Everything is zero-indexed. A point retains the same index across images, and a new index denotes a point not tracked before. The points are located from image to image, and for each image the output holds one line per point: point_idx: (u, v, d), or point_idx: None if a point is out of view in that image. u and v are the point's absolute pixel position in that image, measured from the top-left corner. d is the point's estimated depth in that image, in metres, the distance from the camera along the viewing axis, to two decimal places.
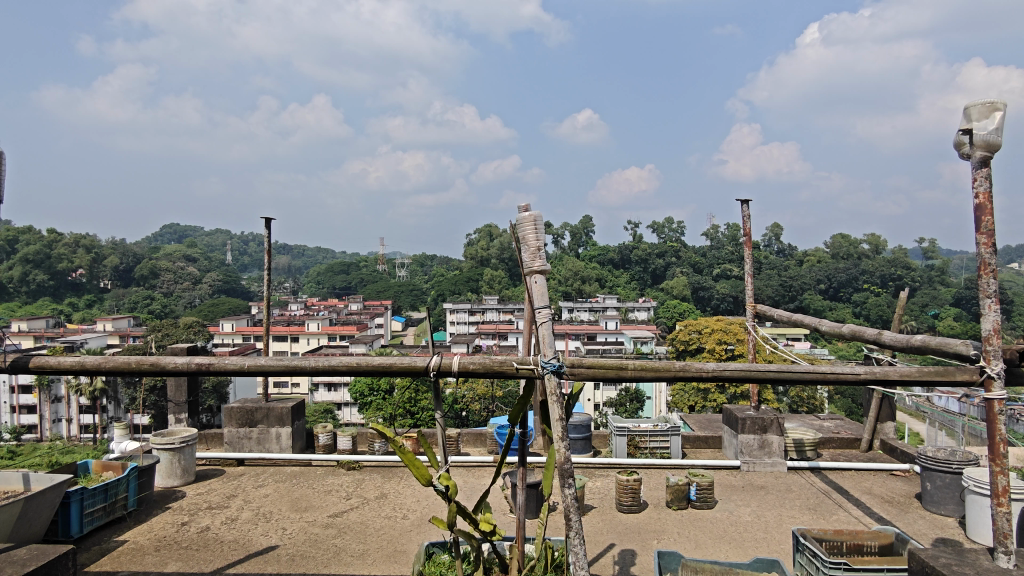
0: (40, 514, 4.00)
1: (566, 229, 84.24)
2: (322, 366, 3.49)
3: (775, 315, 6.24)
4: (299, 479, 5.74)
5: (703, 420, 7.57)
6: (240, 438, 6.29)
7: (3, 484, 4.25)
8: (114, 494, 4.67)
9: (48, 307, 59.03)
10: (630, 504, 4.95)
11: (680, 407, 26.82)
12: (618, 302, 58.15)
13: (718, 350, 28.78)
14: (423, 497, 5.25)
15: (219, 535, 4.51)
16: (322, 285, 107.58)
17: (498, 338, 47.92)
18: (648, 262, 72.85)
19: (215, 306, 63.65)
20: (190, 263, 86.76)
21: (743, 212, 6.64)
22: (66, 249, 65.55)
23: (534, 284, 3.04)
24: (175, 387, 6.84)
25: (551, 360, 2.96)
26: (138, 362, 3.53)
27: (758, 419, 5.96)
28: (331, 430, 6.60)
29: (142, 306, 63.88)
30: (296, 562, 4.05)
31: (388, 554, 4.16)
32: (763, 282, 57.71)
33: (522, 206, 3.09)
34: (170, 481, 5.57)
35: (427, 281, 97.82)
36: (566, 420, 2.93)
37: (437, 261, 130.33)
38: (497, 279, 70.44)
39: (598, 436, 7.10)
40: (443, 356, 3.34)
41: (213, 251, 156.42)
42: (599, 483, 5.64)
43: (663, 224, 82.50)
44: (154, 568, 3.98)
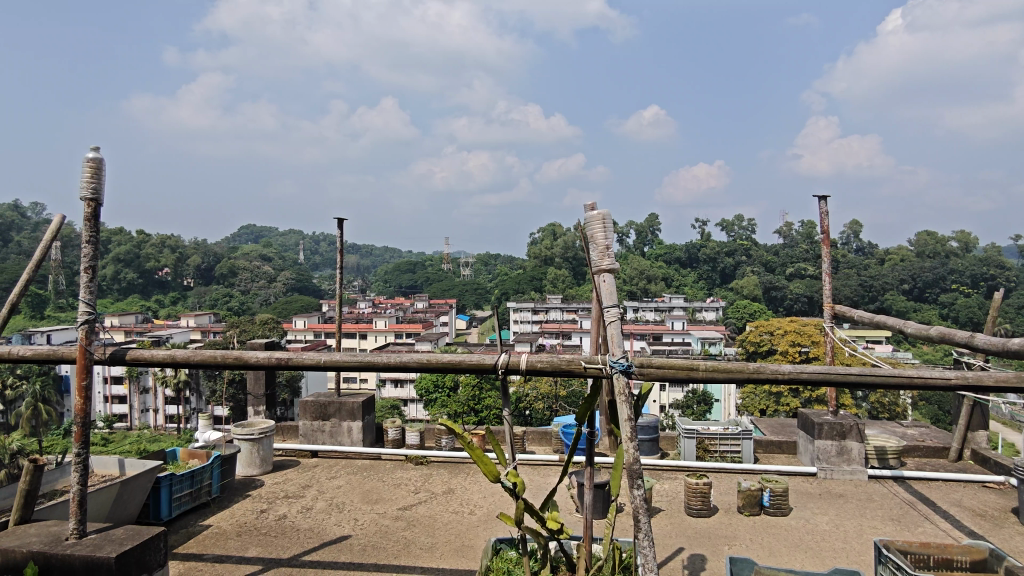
0: (134, 497, 4.29)
1: (632, 228, 83.31)
2: (394, 362, 3.59)
3: (854, 316, 5.92)
4: (370, 472, 5.90)
5: (776, 425, 7.32)
6: (314, 431, 6.55)
7: (102, 467, 4.59)
8: (200, 481, 4.93)
9: (137, 304, 62.93)
10: (700, 508, 4.85)
11: (750, 410, 26.22)
12: (685, 302, 57.06)
13: (791, 352, 27.77)
14: (489, 493, 5.29)
15: (296, 523, 4.70)
16: (390, 284, 110.31)
17: (562, 337, 47.91)
18: (716, 261, 70.96)
19: (289, 304, 66.23)
20: (266, 263, 90.61)
21: (821, 209, 6.37)
22: (154, 249, 69.54)
23: (603, 283, 3.01)
24: (254, 379, 7.16)
25: (620, 359, 2.93)
26: (224, 356, 3.69)
27: (836, 425, 5.69)
28: (400, 425, 6.78)
29: (221, 303, 67.09)
30: (368, 552, 4.17)
31: (456, 547, 4.23)
32: (841, 282, 55.28)
33: (590, 204, 3.07)
34: (250, 470, 5.84)
35: (492, 280, 98.79)
36: (635, 419, 2.88)
37: (501, 261, 131.23)
38: (561, 279, 70.41)
39: (666, 438, 6.99)
40: (511, 353, 3.35)
41: (288, 251, 163.60)
42: (667, 485, 5.56)
43: (732, 222, 80.59)
44: (236, 553, 4.18)
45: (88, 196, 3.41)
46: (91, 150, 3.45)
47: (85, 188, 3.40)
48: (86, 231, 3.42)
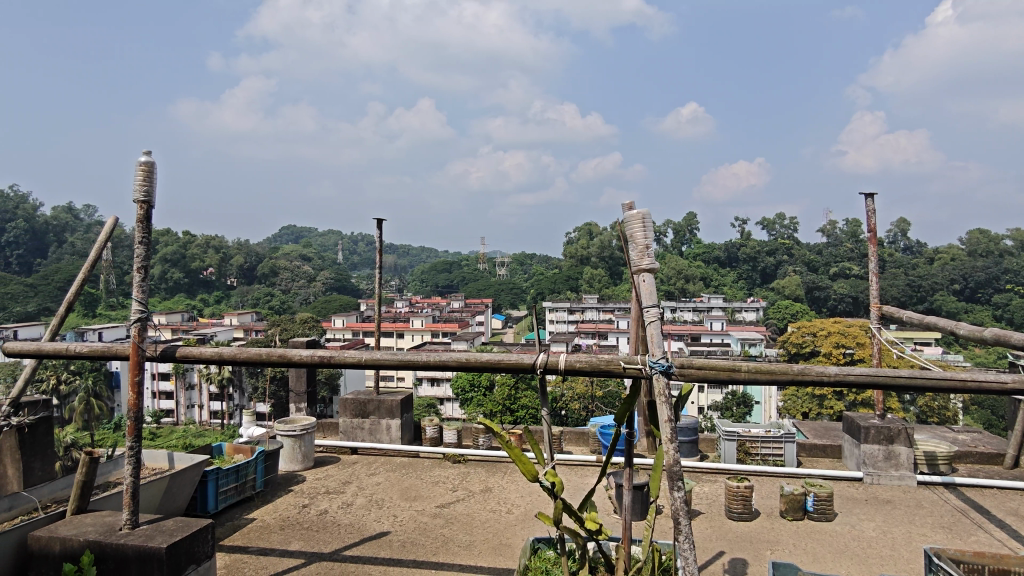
0: (182, 490, 4.42)
1: (669, 228, 82.35)
2: (433, 361, 3.61)
3: (901, 317, 5.74)
4: (408, 470, 5.96)
5: (820, 428, 7.14)
6: (354, 427, 6.66)
7: (152, 460, 4.75)
8: (245, 475, 5.07)
9: (183, 303, 64.92)
10: (741, 511, 4.77)
11: (792, 413, 25.68)
12: (724, 302, 56.15)
13: (835, 354, 27.07)
14: (527, 493, 5.30)
15: (336, 518, 4.78)
16: (426, 283, 111.36)
17: (598, 338, 47.71)
18: (757, 260, 69.60)
19: (328, 303, 67.43)
20: (306, 263, 92.43)
21: (868, 206, 6.20)
22: (199, 250, 71.61)
23: (642, 284, 2.97)
24: (296, 377, 7.32)
25: (660, 360, 2.90)
26: (268, 353, 3.78)
27: (883, 429, 5.54)
28: (437, 423, 6.83)
29: (263, 302, 68.72)
30: (407, 548, 4.22)
31: (494, 546, 4.25)
32: (887, 282, 53.65)
33: (628, 205, 3.05)
34: (292, 465, 5.96)
35: (528, 280, 98.90)
36: (675, 421, 2.85)
37: (538, 260, 131.35)
38: (597, 279, 70.06)
39: (705, 440, 6.89)
40: (549, 353, 3.34)
41: (328, 251, 166.83)
42: (707, 488, 5.48)
43: (774, 220, 79.08)
44: (280, 546, 4.28)
45: (141, 199, 3.53)
46: (143, 155, 3.57)
47: (137, 191, 3.52)
48: (139, 232, 3.54)
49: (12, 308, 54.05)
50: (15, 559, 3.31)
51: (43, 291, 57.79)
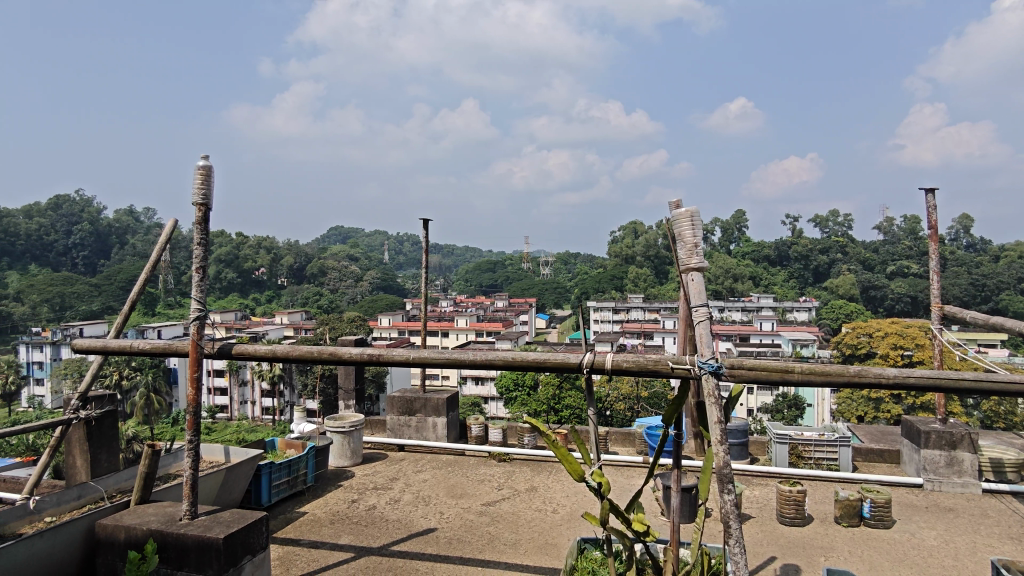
0: (237, 483, 4.56)
1: (717, 226, 80.75)
2: (479, 360, 3.61)
3: (963, 317, 5.50)
4: (454, 468, 6.01)
5: (876, 432, 6.90)
6: (401, 425, 6.77)
7: (210, 454, 4.92)
8: (296, 470, 5.20)
9: (236, 302, 67.03)
10: (793, 516, 4.64)
11: (847, 416, 24.91)
12: (775, 301, 54.79)
13: (893, 355, 26.12)
14: (573, 493, 5.28)
15: (385, 514, 4.87)
16: (471, 283, 112.22)
17: (644, 337, 47.20)
18: (809, 258, 67.67)
19: (375, 303, 68.57)
20: (353, 263, 94.31)
21: (928, 202, 5.95)
22: (251, 251, 73.81)
23: (691, 282, 2.92)
24: (344, 375, 7.47)
25: (709, 360, 2.84)
26: (319, 352, 3.87)
27: (945, 434, 5.31)
28: (483, 422, 6.88)
29: (312, 301, 70.40)
30: (453, 545, 4.26)
31: (540, 545, 4.25)
32: (949, 282, 51.43)
33: (676, 203, 3.00)
34: (342, 461, 6.09)
35: (572, 279, 98.53)
36: (725, 423, 2.79)
37: (582, 260, 130.86)
38: (642, 278, 69.31)
39: (756, 443, 6.74)
40: (596, 353, 3.31)
41: (375, 252, 169.96)
42: (758, 492, 5.36)
43: (827, 217, 76.82)
44: (330, 540, 4.38)
45: (199, 201, 3.65)
46: (201, 159, 3.70)
47: (196, 193, 3.64)
48: (197, 234, 3.66)
49: (78, 307, 56.74)
50: (84, 546, 3.48)
51: (107, 291, 60.49)
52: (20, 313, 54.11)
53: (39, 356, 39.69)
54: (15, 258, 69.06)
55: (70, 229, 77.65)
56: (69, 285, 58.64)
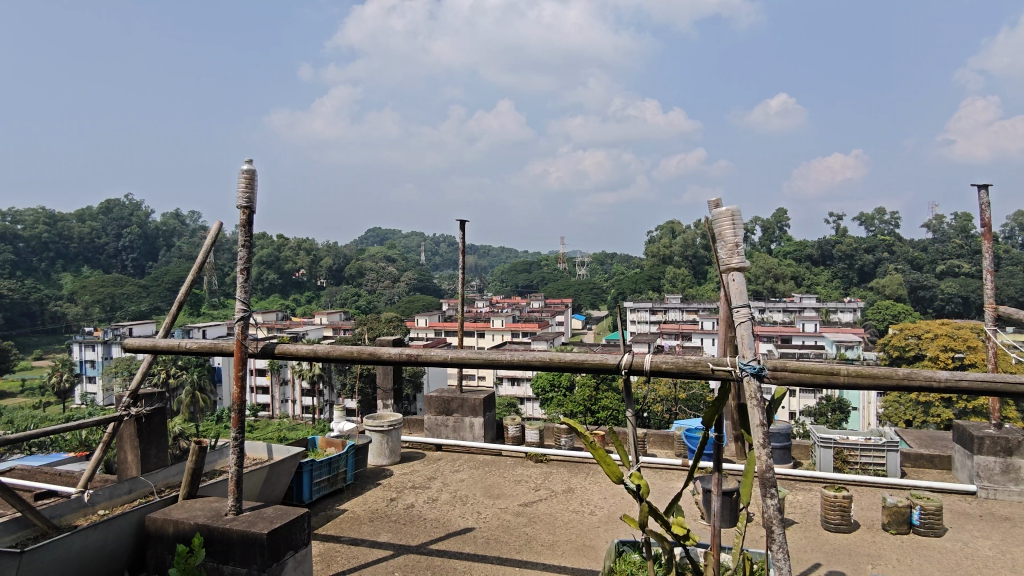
0: (280, 479, 4.66)
1: (757, 225, 79.26)
2: (515, 361, 3.61)
3: (1019, 318, 5.27)
4: (491, 467, 6.03)
5: (925, 437, 6.68)
6: (438, 425, 6.83)
7: (253, 451, 5.04)
8: (336, 468, 5.28)
9: (277, 303, 68.56)
10: (839, 522, 4.52)
11: (894, 421, 24.23)
12: (818, 302, 53.47)
13: (943, 358, 25.27)
14: (611, 494, 5.24)
15: (423, 513, 4.91)
16: (506, 283, 112.53)
17: (682, 338, 46.64)
18: (854, 258, 65.88)
19: (411, 303, 69.24)
20: (391, 264, 95.55)
21: (981, 200, 5.73)
22: (291, 252, 75.40)
23: (732, 282, 2.86)
24: (382, 375, 7.58)
25: (751, 362, 2.79)
26: (360, 352, 3.91)
27: (999, 439, 5.12)
28: (520, 423, 6.91)
29: (350, 302, 71.55)
30: (491, 546, 4.27)
31: (578, 547, 4.23)
32: (1002, 282, 49.55)
33: (716, 202, 2.95)
34: (380, 460, 6.17)
35: (608, 279, 97.98)
36: (768, 426, 2.72)
37: (618, 260, 130.02)
38: (680, 278, 68.52)
39: (799, 446, 6.59)
40: (634, 354, 3.29)
41: (411, 252, 171.80)
42: (801, 496, 5.24)
43: (873, 215, 74.74)
44: (370, 537, 4.45)
45: (243, 205, 3.75)
46: (245, 163, 3.78)
47: (241, 197, 3.73)
48: (242, 235, 3.75)
49: (128, 307, 58.79)
50: (134, 538, 3.60)
51: (155, 292, 62.53)
52: (74, 313, 56.29)
53: (91, 355, 41.23)
54: (70, 261, 71.92)
55: (120, 232, 80.44)
56: (119, 286, 60.81)
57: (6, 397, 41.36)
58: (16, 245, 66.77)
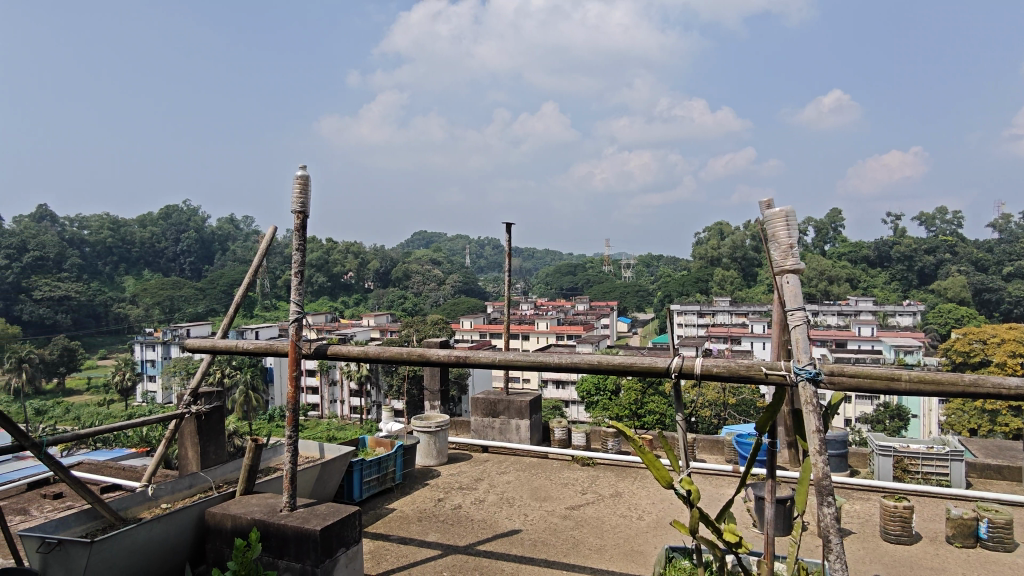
0: (332, 477, 4.76)
1: (810, 225, 77.03)
2: (564, 362, 3.58)
3: None
4: (537, 470, 6.03)
5: (992, 447, 6.36)
6: (485, 426, 6.89)
7: (305, 450, 5.16)
8: (385, 467, 5.37)
9: (326, 305, 70.26)
10: (899, 534, 4.36)
11: (957, 430, 23.24)
12: (875, 305, 51.59)
13: (1011, 364, 24.07)
14: (659, 500, 5.17)
15: (470, 514, 4.95)
16: (551, 285, 112.48)
17: (731, 342, 45.76)
18: (913, 259, 63.38)
19: (456, 306, 69.87)
20: (436, 267, 96.67)
21: None
22: (340, 256, 77.03)
23: (786, 285, 2.79)
24: (430, 376, 7.66)
25: (806, 366, 2.72)
26: (409, 353, 3.94)
27: None
28: (566, 425, 6.90)
29: (397, 304, 72.70)
30: (538, 547, 4.28)
31: (626, 552, 4.19)
32: None
33: (768, 203, 2.89)
34: (428, 460, 6.24)
35: (654, 282, 96.97)
36: (824, 432, 2.64)
37: (665, 262, 128.44)
38: (728, 280, 67.29)
39: (856, 455, 6.37)
40: (685, 358, 3.23)
41: (457, 256, 173.71)
42: (859, 506, 5.07)
43: (934, 215, 71.88)
44: (418, 537, 4.50)
45: (298, 210, 3.85)
46: (299, 170, 3.89)
47: (295, 203, 3.84)
48: (297, 239, 3.85)
49: (185, 309, 61.24)
50: (195, 532, 3.74)
51: (211, 294, 64.86)
52: (135, 315, 58.81)
53: (151, 355, 43.03)
54: (132, 264, 75.24)
55: (178, 237, 83.74)
56: (178, 289, 63.41)
57: (74, 395, 43.55)
58: (83, 249, 70.25)
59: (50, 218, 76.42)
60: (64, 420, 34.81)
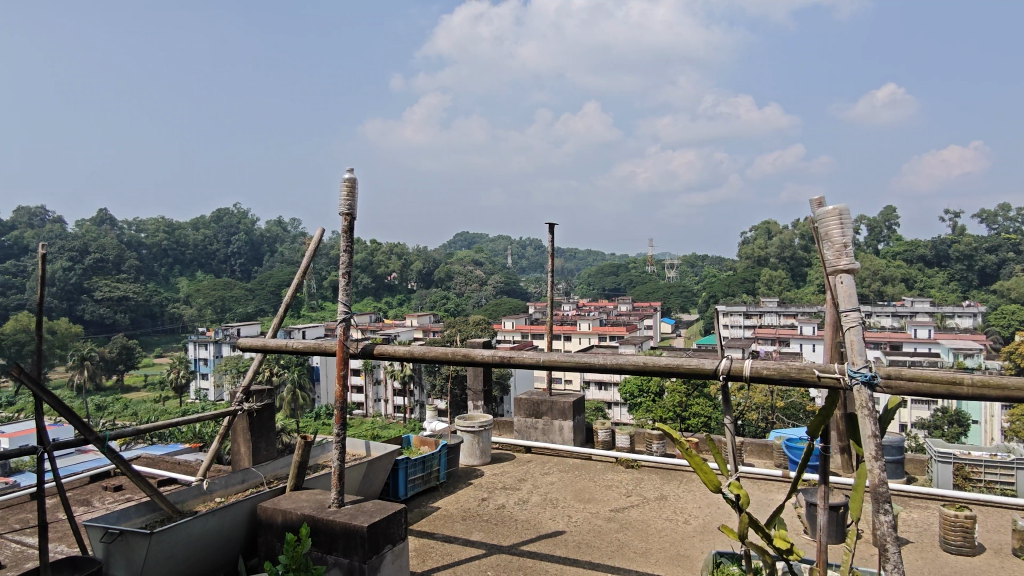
0: (377, 476, 4.83)
1: (863, 224, 74.56)
2: (610, 364, 3.55)
3: None
4: (581, 471, 6.00)
5: None
6: (528, 427, 6.90)
7: (352, 447, 5.25)
8: (430, 466, 5.42)
9: (371, 305, 71.61)
10: (960, 544, 4.18)
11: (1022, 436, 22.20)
12: (933, 306, 49.69)
13: None
14: (705, 504, 5.08)
15: (514, 514, 4.96)
16: (593, 286, 112.00)
17: (779, 344, 44.67)
18: (974, 258, 60.81)
19: (498, 307, 70.20)
20: (477, 267, 97.41)
21: None
22: (384, 257, 78.31)
23: (839, 285, 2.71)
24: (473, 376, 7.71)
25: (862, 370, 2.63)
26: (453, 354, 3.96)
27: None
28: (610, 427, 6.86)
29: (439, 305, 73.49)
30: (582, 549, 4.26)
31: (672, 556, 4.14)
32: None
33: (820, 201, 2.82)
34: (472, 460, 6.28)
35: (698, 283, 95.61)
36: (880, 438, 2.56)
37: (709, 262, 126.46)
38: (776, 280, 65.88)
39: (913, 460, 6.14)
40: (734, 359, 3.16)
41: (499, 257, 174.65)
42: (916, 514, 4.88)
43: (996, 212, 68.79)
44: (462, 535, 4.53)
45: (345, 212, 3.92)
46: (347, 173, 3.97)
47: (343, 205, 3.91)
48: (344, 241, 3.93)
49: (236, 309, 63.30)
50: (248, 526, 3.85)
51: (260, 295, 66.79)
52: (189, 315, 60.92)
53: (204, 353, 44.53)
54: (186, 266, 78.07)
55: (229, 239, 86.49)
56: (229, 289, 65.58)
57: (132, 391, 45.43)
58: (140, 252, 73.27)
59: (109, 222, 79.80)
60: (123, 416, 36.30)
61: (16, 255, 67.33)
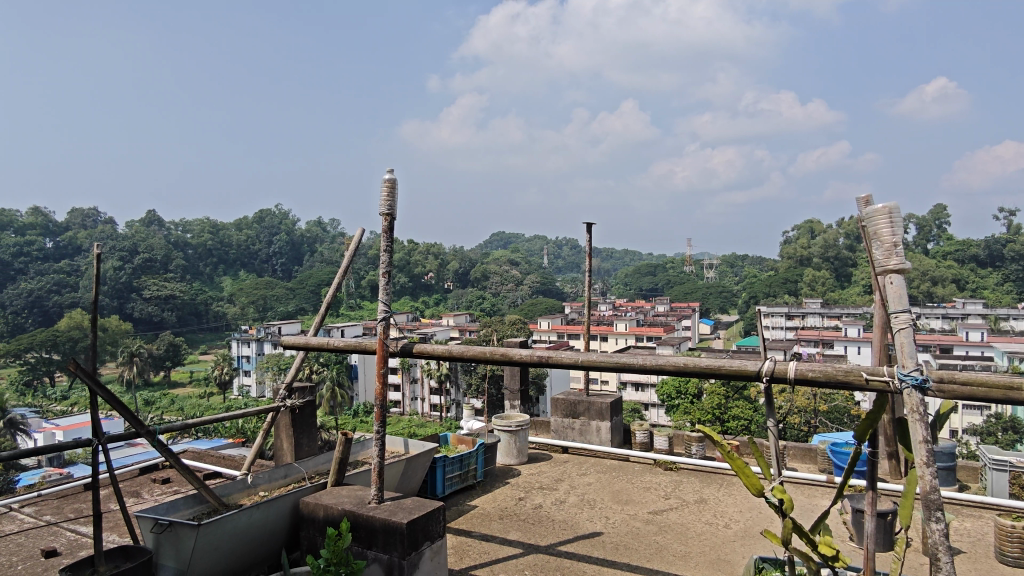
0: (416, 473, 4.88)
1: (911, 222, 72.19)
2: (649, 365, 3.49)
3: None
4: (618, 473, 5.97)
5: None
6: (565, 427, 6.88)
7: (392, 444, 5.32)
8: (467, 465, 5.45)
9: (408, 305, 72.42)
10: (1018, 556, 4.01)
11: None
12: (986, 307, 47.76)
13: None
14: (747, 508, 4.99)
15: (551, 514, 4.95)
16: (631, 286, 111.06)
17: (822, 345, 43.54)
18: None
19: (534, 307, 70.19)
20: (514, 267, 97.44)
21: None
22: (421, 257, 78.99)
23: (890, 285, 2.62)
24: (510, 376, 7.71)
25: (913, 373, 2.55)
26: (492, 352, 3.96)
27: None
28: (648, 429, 6.79)
29: (475, 304, 73.82)
30: (620, 551, 4.23)
31: (712, 560, 4.08)
32: None
33: (868, 200, 2.73)
34: (509, 459, 6.29)
35: (738, 283, 93.86)
36: (932, 443, 2.47)
37: (750, 262, 123.97)
38: (820, 280, 64.24)
39: (966, 468, 5.93)
40: (777, 361, 3.09)
41: (535, 257, 174.41)
42: (969, 523, 4.70)
43: None
44: (500, 535, 4.55)
45: (385, 213, 3.98)
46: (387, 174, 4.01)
47: (383, 205, 3.96)
48: (384, 240, 3.98)
49: (277, 308, 64.72)
50: (290, 520, 3.92)
51: (301, 294, 68.12)
52: (232, 313, 62.54)
53: (246, 351, 45.63)
54: (229, 265, 80.10)
55: (271, 239, 88.45)
56: (271, 289, 67.11)
57: (178, 387, 46.83)
58: (186, 251, 75.52)
59: (158, 223, 82.31)
60: (169, 411, 37.45)
61: (70, 254, 70.17)
